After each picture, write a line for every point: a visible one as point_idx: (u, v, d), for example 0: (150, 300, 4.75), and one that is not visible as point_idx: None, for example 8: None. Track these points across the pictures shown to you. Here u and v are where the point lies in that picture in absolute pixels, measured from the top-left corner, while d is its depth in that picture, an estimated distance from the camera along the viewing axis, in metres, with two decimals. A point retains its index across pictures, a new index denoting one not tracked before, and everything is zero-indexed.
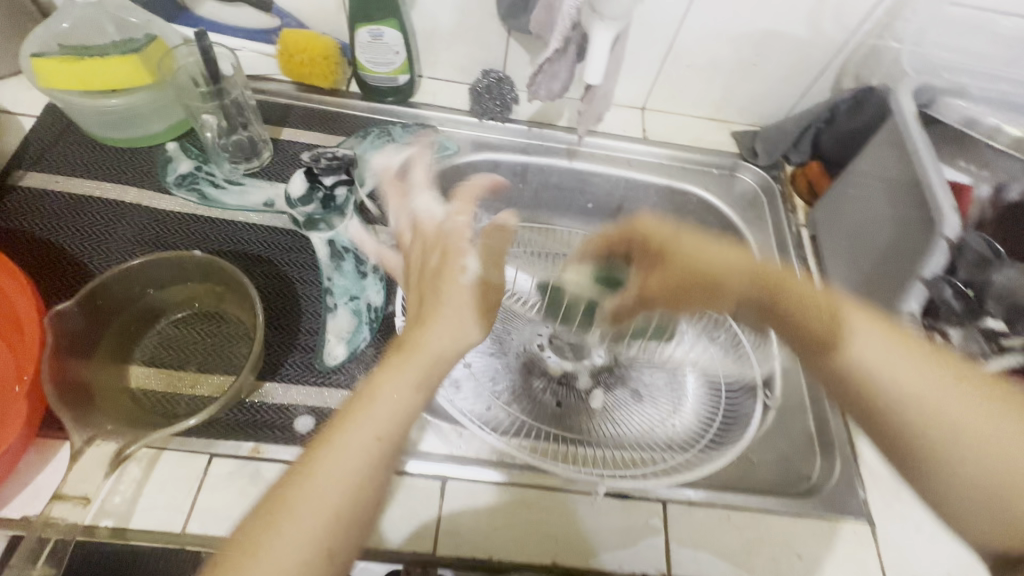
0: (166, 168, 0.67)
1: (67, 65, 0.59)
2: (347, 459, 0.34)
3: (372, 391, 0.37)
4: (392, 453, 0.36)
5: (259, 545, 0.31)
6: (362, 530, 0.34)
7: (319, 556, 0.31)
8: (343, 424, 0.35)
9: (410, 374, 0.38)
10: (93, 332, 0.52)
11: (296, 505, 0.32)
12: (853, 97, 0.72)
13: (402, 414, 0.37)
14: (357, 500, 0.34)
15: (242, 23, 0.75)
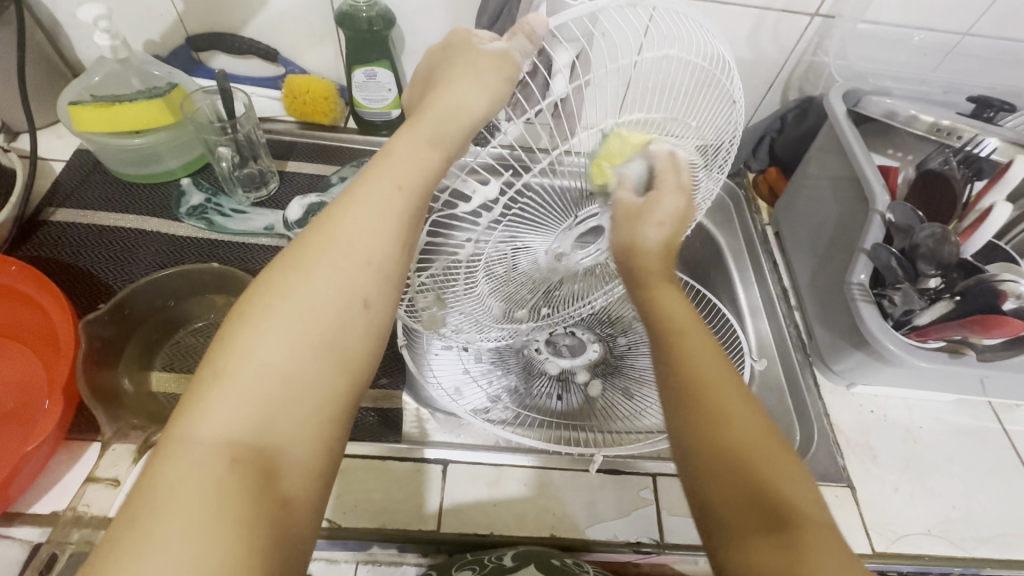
0: (179, 202, 0.73)
1: (97, 111, 0.66)
2: (372, 209, 0.37)
3: (392, 149, 0.40)
4: (411, 204, 0.39)
5: (294, 287, 0.35)
6: (390, 286, 0.37)
7: (353, 300, 0.35)
8: (368, 180, 0.39)
9: (423, 133, 0.42)
10: (119, 340, 0.58)
11: (327, 254, 0.36)
12: (798, 107, 0.81)
13: (383, 216, 0.37)
14: (383, 251, 0.37)
15: (250, 73, 0.84)
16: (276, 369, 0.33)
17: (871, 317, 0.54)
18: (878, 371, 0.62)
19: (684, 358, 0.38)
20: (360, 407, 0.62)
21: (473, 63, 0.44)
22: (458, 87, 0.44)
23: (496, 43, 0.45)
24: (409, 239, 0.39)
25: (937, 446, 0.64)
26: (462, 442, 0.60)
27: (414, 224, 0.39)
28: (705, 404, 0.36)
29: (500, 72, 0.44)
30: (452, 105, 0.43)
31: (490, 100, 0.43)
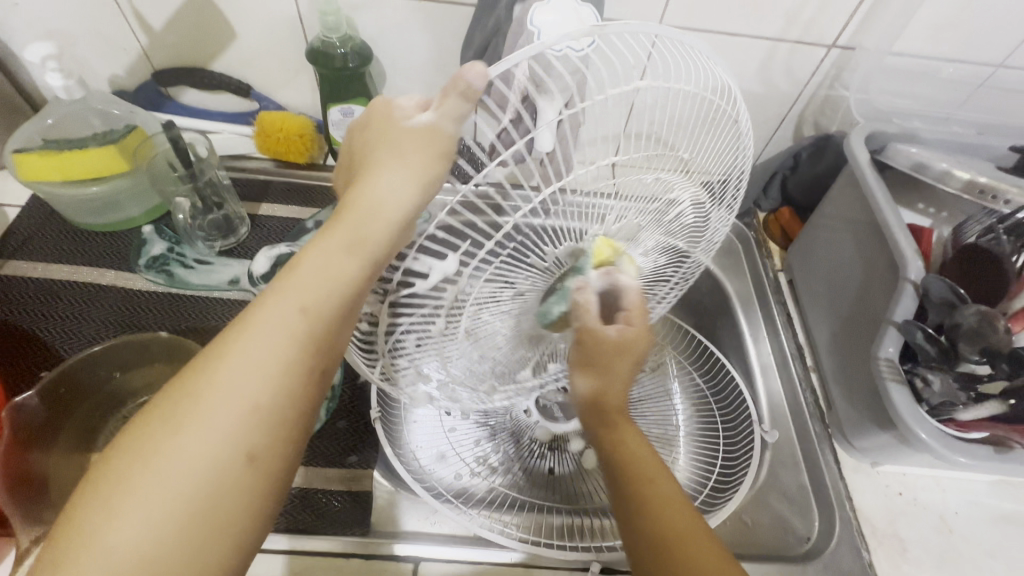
0: (139, 251, 0.68)
1: (46, 159, 0.62)
2: (263, 342, 0.32)
3: (298, 262, 0.34)
4: (316, 327, 0.33)
5: (160, 445, 0.29)
6: (288, 426, 0.32)
7: (235, 455, 0.30)
8: (267, 300, 0.33)
9: (335, 238, 0.35)
10: (55, 421, 0.52)
11: (208, 399, 0.30)
12: (813, 145, 0.74)
13: (279, 350, 0.32)
14: (278, 390, 0.32)
15: (221, 108, 0.78)
16: (136, 553, 0.27)
17: (903, 402, 0.47)
18: (908, 453, 0.55)
19: (642, 486, 0.40)
20: (325, 490, 0.56)
21: (405, 138, 0.37)
22: (383, 174, 0.37)
23: (424, 114, 0.37)
24: (316, 368, 0.33)
25: (975, 538, 0.56)
26: (438, 534, 0.54)
27: (322, 351, 0.33)
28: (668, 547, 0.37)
29: (439, 148, 0.36)
30: (376, 197, 0.36)
31: (427, 186, 0.37)
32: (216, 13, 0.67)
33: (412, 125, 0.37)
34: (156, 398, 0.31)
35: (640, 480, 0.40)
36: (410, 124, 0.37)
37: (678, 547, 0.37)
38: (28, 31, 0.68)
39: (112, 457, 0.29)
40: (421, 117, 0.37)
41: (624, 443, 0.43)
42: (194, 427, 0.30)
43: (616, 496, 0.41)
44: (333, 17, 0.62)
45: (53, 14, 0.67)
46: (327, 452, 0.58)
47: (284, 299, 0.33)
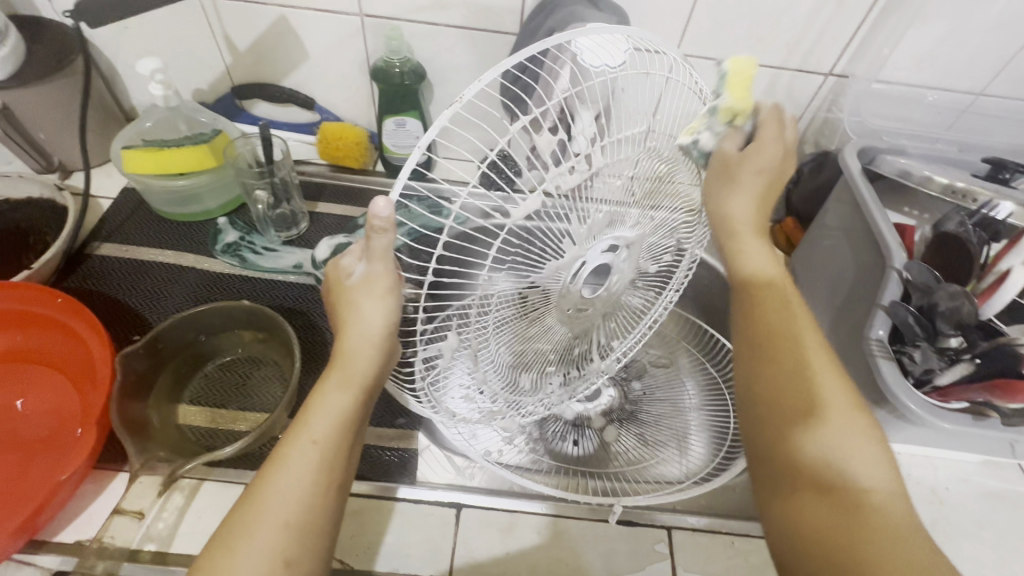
0: (215, 238, 0.77)
1: (147, 155, 0.71)
2: (289, 474, 0.39)
3: (306, 410, 0.42)
4: (326, 453, 0.41)
5: (219, 570, 0.36)
6: (312, 535, 0.39)
7: (274, 564, 0.37)
8: (283, 445, 0.41)
9: (332, 381, 0.43)
10: (151, 373, 0.60)
11: (252, 530, 0.37)
12: (814, 161, 0.82)
13: (305, 480, 0.39)
14: (302, 507, 0.39)
15: (288, 119, 0.89)
16: None
17: (892, 375, 0.54)
18: (899, 429, 0.61)
19: (765, 312, 0.47)
20: (377, 445, 0.63)
21: (352, 290, 0.42)
22: (350, 321, 0.42)
23: (358, 267, 0.42)
24: (330, 485, 0.41)
25: (963, 509, 0.62)
26: (477, 487, 0.61)
27: (332, 475, 0.41)
28: (781, 368, 0.44)
29: (390, 292, 0.41)
30: (351, 342, 0.42)
31: (389, 315, 0.41)
32: (294, 37, 0.78)
33: (354, 280, 0.42)
34: (211, 539, 0.38)
35: (769, 316, 0.46)
36: (356, 275, 0.42)
37: (784, 356, 0.44)
38: (133, 51, 0.80)
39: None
40: (359, 269, 0.42)
41: (766, 289, 0.48)
42: (245, 546, 0.37)
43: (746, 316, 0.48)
44: (397, 42, 0.73)
45: (157, 37, 0.78)
46: (378, 414, 0.65)
47: (296, 446, 0.41)
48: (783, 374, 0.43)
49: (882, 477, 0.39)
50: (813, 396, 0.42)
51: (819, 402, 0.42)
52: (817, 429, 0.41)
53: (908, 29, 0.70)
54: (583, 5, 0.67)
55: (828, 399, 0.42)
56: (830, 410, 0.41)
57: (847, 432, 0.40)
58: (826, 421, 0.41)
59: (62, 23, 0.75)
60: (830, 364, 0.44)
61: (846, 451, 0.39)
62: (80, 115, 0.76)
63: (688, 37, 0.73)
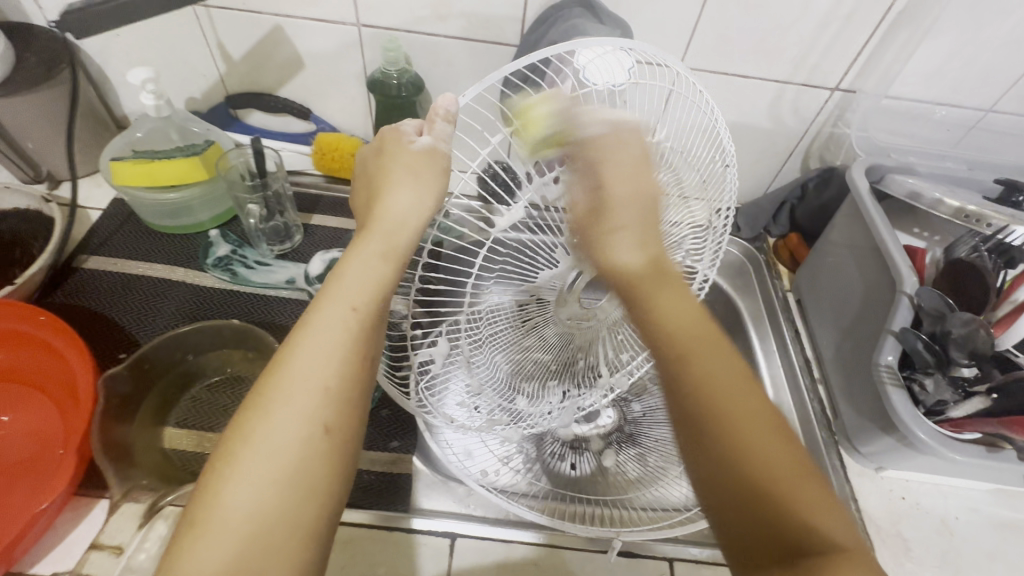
0: (206, 252, 0.75)
1: (137, 167, 0.69)
2: (325, 336, 0.35)
3: (343, 269, 0.37)
4: (368, 322, 0.36)
5: (253, 429, 0.32)
6: (354, 404, 0.35)
7: (314, 427, 0.33)
8: (319, 305, 0.36)
9: (375, 243, 0.38)
10: (137, 395, 0.58)
11: (288, 391, 0.33)
12: (819, 176, 0.81)
13: (345, 340, 0.35)
14: (341, 374, 0.34)
15: (282, 128, 0.87)
16: (247, 521, 0.31)
17: (903, 406, 0.52)
18: (909, 457, 0.60)
19: (684, 345, 0.38)
20: (370, 471, 0.61)
21: (409, 158, 0.41)
22: (396, 186, 0.40)
23: (423, 138, 0.41)
24: (367, 357, 0.36)
25: (974, 541, 0.60)
26: (473, 515, 0.59)
27: (373, 343, 0.36)
28: (718, 412, 0.36)
29: (438, 182, 0.40)
30: (394, 205, 0.39)
31: (434, 202, 0.40)
32: (289, 46, 0.77)
33: (412, 149, 0.41)
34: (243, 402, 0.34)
35: (689, 348, 0.38)
36: (412, 146, 0.41)
37: (716, 395, 0.36)
38: (125, 59, 0.78)
39: (223, 440, 0.33)
40: (416, 143, 0.41)
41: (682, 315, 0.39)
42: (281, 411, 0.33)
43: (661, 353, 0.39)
44: (394, 53, 0.72)
45: (148, 45, 0.77)
46: (371, 437, 0.63)
47: (334, 303, 0.36)
48: (718, 419, 0.35)
49: (848, 531, 0.33)
50: (754, 449, 0.34)
51: (755, 453, 0.34)
52: (762, 480, 0.34)
53: (918, 45, 0.68)
54: (585, 17, 0.65)
55: (762, 452, 0.34)
56: (761, 458, 0.34)
57: (794, 493, 0.33)
58: (768, 475, 0.34)
59: (50, 30, 0.73)
60: (752, 390, 0.37)
61: (802, 514, 0.33)
62: (68, 125, 0.74)
63: (693, 49, 0.71)
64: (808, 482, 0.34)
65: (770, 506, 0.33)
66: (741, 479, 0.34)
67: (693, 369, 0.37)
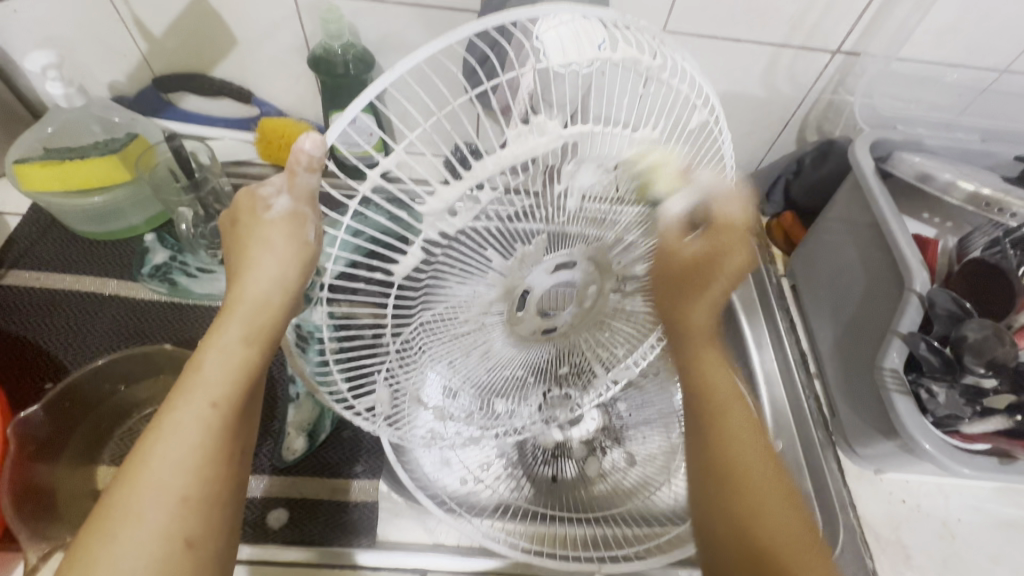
0: (141, 260, 0.68)
1: (47, 170, 0.61)
2: (181, 442, 0.30)
3: (200, 359, 0.32)
4: (234, 418, 0.32)
5: (93, 563, 0.28)
6: (225, 504, 0.31)
7: (173, 543, 0.29)
8: (170, 402, 0.31)
9: (235, 328, 0.33)
10: (61, 433, 0.52)
11: (136, 505, 0.29)
12: (817, 149, 0.73)
13: (204, 445, 0.30)
14: (206, 479, 0.30)
15: (221, 112, 0.78)
16: None
17: (908, 414, 0.47)
18: (910, 462, 0.55)
19: (728, 406, 0.44)
20: (330, 500, 0.56)
21: (265, 228, 0.33)
22: (254, 265, 0.33)
23: (279, 199, 0.33)
24: (235, 451, 0.32)
25: (977, 544, 0.57)
26: (445, 545, 0.54)
27: (239, 436, 0.32)
28: (725, 468, 0.42)
29: (301, 260, 0.33)
30: (257, 284, 0.33)
31: (303, 273, 0.33)
32: (216, 19, 0.67)
33: (271, 215, 0.33)
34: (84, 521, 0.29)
35: (720, 411, 0.44)
36: (269, 216, 0.33)
37: (726, 418, 0.44)
38: (26, 39, 0.68)
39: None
40: (274, 206, 0.33)
41: (726, 435, 0.43)
42: (130, 527, 0.28)
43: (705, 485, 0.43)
44: (336, 26, 0.62)
45: (51, 21, 0.66)
46: (330, 461, 0.58)
47: (189, 399, 0.31)
48: (722, 458, 0.42)
49: None
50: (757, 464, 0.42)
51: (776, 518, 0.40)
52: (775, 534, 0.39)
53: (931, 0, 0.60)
54: None
55: (773, 496, 0.41)
56: (758, 472, 0.42)
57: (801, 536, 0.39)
58: (772, 506, 0.40)
59: None
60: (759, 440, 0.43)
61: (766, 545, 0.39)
62: None
63: (677, 11, 0.62)
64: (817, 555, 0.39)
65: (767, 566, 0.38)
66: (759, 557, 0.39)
67: (718, 428, 0.43)
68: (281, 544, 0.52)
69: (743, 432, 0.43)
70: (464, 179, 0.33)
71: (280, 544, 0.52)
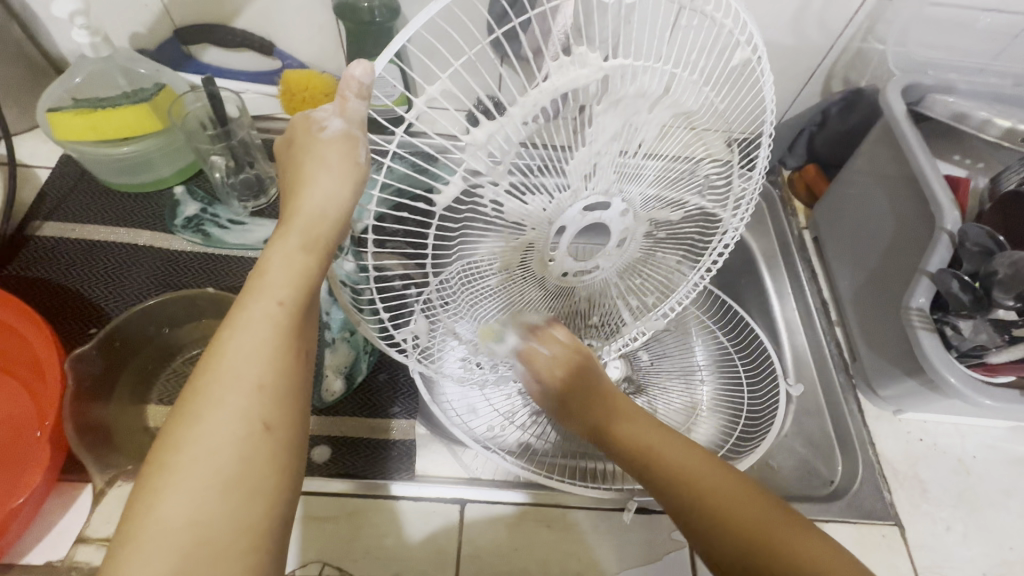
0: (174, 212, 0.68)
1: (80, 118, 0.61)
2: (254, 334, 0.32)
3: (264, 265, 0.34)
4: (298, 317, 0.34)
5: (186, 441, 0.30)
6: (296, 393, 0.33)
7: (252, 427, 0.31)
8: (241, 303, 0.33)
9: (294, 239, 0.35)
10: (111, 374, 0.54)
11: (218, 391, 0.31)
12: (844, 99, 0.73)
13: (274, 340, 0.32)
14: (279, 369, 0.32)
15: (242, 65, 0.77)
16: (191, 523, 0.29)
17: (933, 348, 0.49)
18: (930, 400, 0.57)
19: (650, 456, 0.43)
20: (371, 439, 0.58)
21: (320, 148, 0.36)
22: (310, 181, 0.36)
23: (333, 121, 0.36)
24: (302, 347, 0.34)
25: (991, 478, 0.60)
26: (483, 479, 0.56)
27: (304, 336, 0.34)
28: (687, 485, 0.41)
29: (353, 176, 0.35)
30: (313, 199, 0.35)
31: (355, 189, 0.36)
32: None
33: (326, 135, 0.36)
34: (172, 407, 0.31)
35: (650, 455, 0.43)
36: (324, 137, 0.36)
37: (657, 463, 0.43)
38: None
39: (155, 455, 0.30)
40: (329, 128, 0.36)
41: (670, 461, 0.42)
42: (214, 408, 0.30)
43: (667, 502, 0.41)
44: None
45: None
46: (368, 402, 0.61)
47: (257, 301, 0.33)
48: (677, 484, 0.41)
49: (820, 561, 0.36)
50: (682, 467, 0.42)
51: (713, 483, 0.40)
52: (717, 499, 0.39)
53: None
54: None
55: (686, 462, 0.42)
56: (688, 459, 0.42)
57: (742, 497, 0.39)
58: (716, 481, 0.40)
59: None
60: (712, 471, 0.41)
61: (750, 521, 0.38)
62: None
63: None
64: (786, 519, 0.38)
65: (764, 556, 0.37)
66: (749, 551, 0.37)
67: (660, 475, 0.42)
68: (326, 477, 0.55)
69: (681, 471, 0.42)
70: (511, 112, 0.33)
71: (326, 477, 0.55)
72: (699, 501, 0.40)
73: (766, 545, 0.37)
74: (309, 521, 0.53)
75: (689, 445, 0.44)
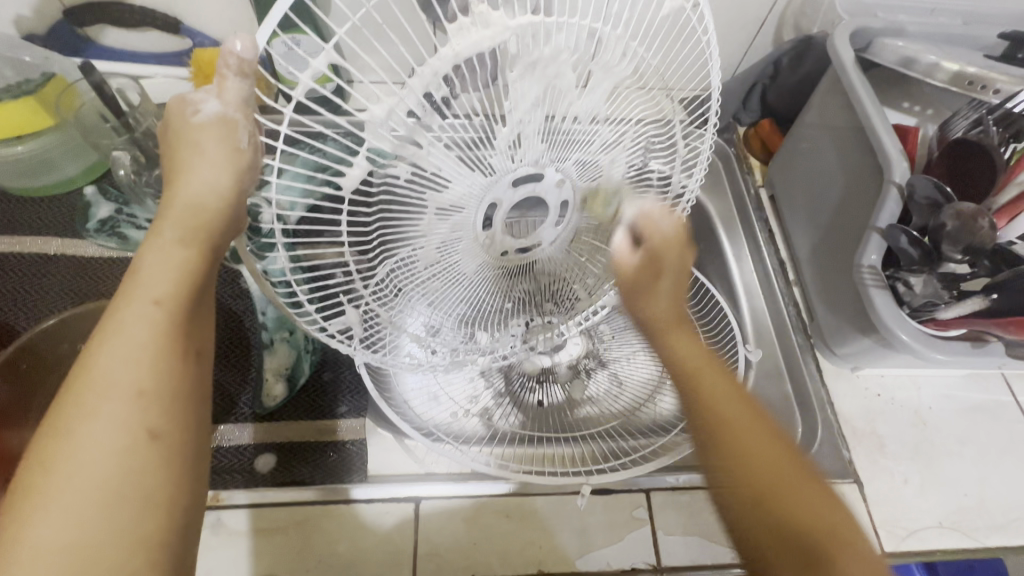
0: (85, 215, 0.62)
1: None
2: (128, 339, 0.28)
3: (138, 262, 0.30)
4: (182, 315, 0.30)
5: (53, 459, 0.26)
6: (187, 398, 0.29)
7: (134, 435, 0.27)
8: (115, 304, 0.29)
9: (170, 231, 0.31)
10: (21, 399, 0.50)
11: (89, 401, 0.27)
12: (794, 49, 0.70)
13: (155, 344, 0.28)
14: (163, 372, 0.28)
15: (149, 47, 0.70)
16: (66, 546, 0.25)
17: (884, 306, 0.47)
18: (886, 356, 0.57)
19: (694, 377, 0.38)
20: (319, 443, 0.56)
21: (197, 136, 0.31)
22: (190, 176, 0.31)
23: (209, 103, 0.31)
24: (191, 349, 0.30)
25: (947, 428, 0.60)
26: (438, 473, 0.54)
27: (192, 336, 0.30)
28: (722, 431, 0.35)
29: (237, 164, 0.32)
30: (194, 192, 0.31)
31: (241, 178, 0.32)
32: None
33: (202, 119, 0.31)
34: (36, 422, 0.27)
35: (693, 375, 0.38)
36: (200, 122, 0.31)
37: (726, 425, 0.35)
38: None
39: (18, 480, 0.26)
40: (205, 112, 0.31)
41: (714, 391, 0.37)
42: (86, 419, 0.26)
43: (701, 447, 0.36)
44: None
45: None
46: (314, 404, 0.58)
47: (130, 306, 0.29)
48: (720, 427, 0.35)
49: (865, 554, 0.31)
50: (729, 389, 0.36)
51: (749, 441, 0.34)
52: (747, 452, 0.34)
53: None
54: None
55: (743, 414, 0.36)
56: (734, 403, 0.36)
57: (758, 437, 0.34)
58: (745, 428, 0.35)
59: None
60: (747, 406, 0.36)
61: (748, 453, 0.34)
62: None
63: None
64: (809, 484, 0.33)
65: (775, 514, 0.32)
66: (762, 500, 0.33)
67: (709, 400, 0.36)
68: (272, 486, 0.53)
69: (724, 395, 0.36)
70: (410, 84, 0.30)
71: (271, 486, 0.53)
72: (716, 424, 0.35)
73: (766, 502, 0.33)
74: (255, 533, 0.50)
75: (763, 423, 0.35)
